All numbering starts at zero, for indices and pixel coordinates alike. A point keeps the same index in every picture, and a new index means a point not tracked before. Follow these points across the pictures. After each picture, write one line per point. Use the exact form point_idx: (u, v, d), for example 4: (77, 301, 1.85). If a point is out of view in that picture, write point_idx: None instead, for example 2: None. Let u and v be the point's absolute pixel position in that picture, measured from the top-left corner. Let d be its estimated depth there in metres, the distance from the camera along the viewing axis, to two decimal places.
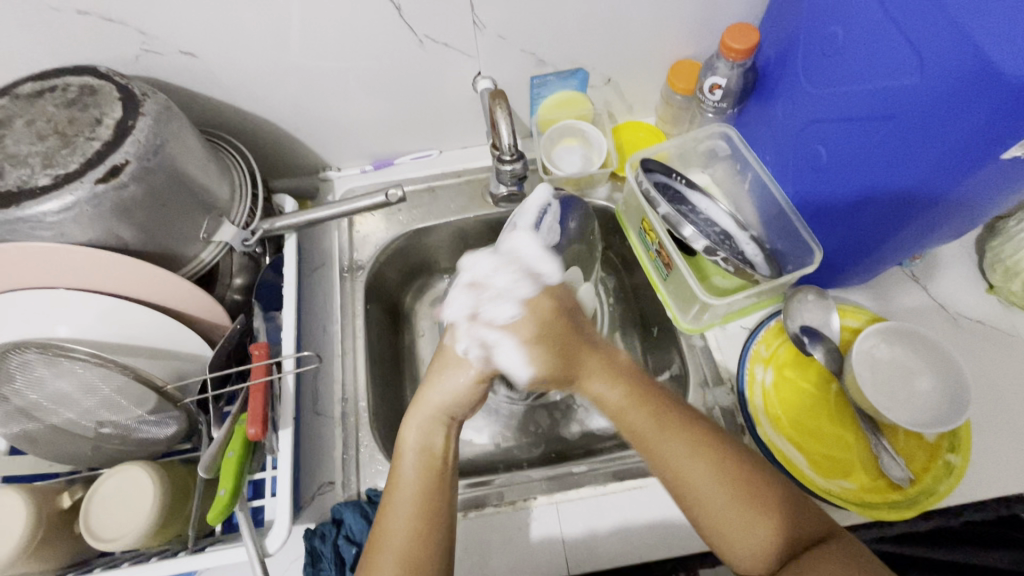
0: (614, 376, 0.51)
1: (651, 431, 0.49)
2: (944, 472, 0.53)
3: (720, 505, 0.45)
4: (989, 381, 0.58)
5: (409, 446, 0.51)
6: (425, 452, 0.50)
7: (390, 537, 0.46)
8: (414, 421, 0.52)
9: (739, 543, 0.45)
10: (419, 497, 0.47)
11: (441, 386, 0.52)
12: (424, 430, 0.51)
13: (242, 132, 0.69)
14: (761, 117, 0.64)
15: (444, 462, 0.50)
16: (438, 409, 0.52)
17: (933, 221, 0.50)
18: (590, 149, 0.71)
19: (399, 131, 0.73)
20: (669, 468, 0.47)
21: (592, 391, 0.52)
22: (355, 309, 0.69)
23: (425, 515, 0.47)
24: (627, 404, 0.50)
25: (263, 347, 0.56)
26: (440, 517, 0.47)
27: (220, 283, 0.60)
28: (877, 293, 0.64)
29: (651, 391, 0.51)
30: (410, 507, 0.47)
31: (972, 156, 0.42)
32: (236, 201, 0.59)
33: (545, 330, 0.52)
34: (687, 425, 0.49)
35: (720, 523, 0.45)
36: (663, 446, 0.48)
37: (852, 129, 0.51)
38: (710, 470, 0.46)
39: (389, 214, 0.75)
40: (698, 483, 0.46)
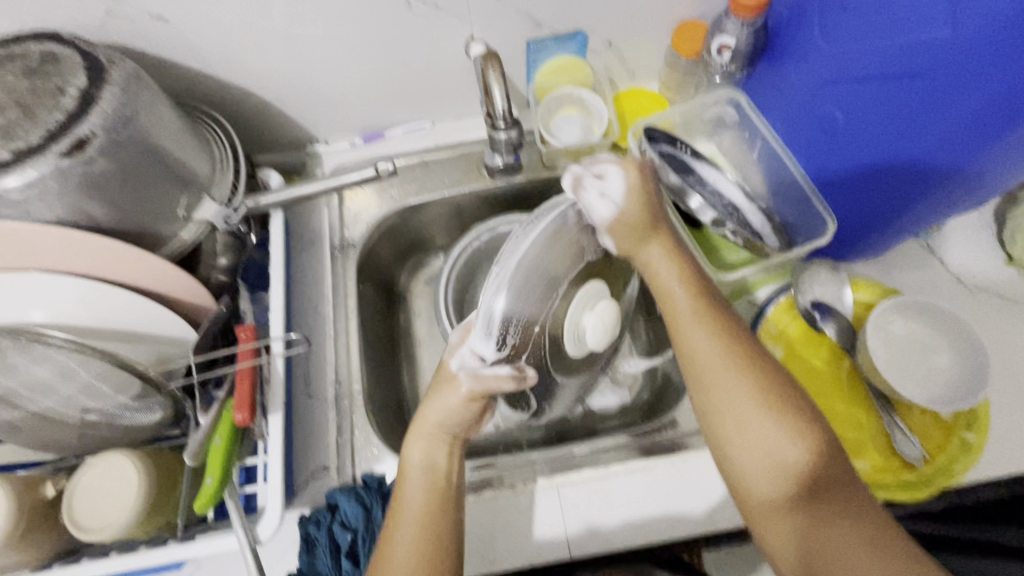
0: (675, 257, 0.50)
1: (688, 312, 0.47)
2: (961, 450, 0.50)
3: (745, 411, 0.43)
4: (1007, 357, 0.55)
5: (413, 470, 0.49)
6: (429, 474, 0.48)
7: (394, 561, 0.45)
8: (417, 440, 0.50)
9: (750, 446, 0.43)
10: (420, 521, 0.46)
11: (437, 404, 0.49)
12: (428, 450, 0.49)
13: (223, 104, 0.65)
14: (770, 80, 0.60)
15: (451, 480, 0.49)
16: (441, 430, 0.49)
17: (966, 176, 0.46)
18: (590, 118, 0.67)
19: (389, 102, 0.69)
20: (680, 330, 0.47)
21: (654, 268, 0.50)
22: (347, 290, 0.67)
23: (427, 533, 0.45)
24: (674, 279, 0.49)
25: (250, 329, 0.54)
26: (445, 532, 0.46)
27: (205, 263, 0.58)
28: (890, 266, 0.61)
29: (702, 287, 0.49)
30: (414, 532, 0.46)
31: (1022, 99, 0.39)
32: (217, 177, 0.56)
33: (638, 222, 0.49)
34: (730, 323, 0.47)
35: (739, 431, 0.43)
36: (676, 293, 0.48)
37: (867, 90, 0.47)
38: (742, 370, 0.44)
39: (381, 189, 0.72)
40: (722, 374, 0.45)
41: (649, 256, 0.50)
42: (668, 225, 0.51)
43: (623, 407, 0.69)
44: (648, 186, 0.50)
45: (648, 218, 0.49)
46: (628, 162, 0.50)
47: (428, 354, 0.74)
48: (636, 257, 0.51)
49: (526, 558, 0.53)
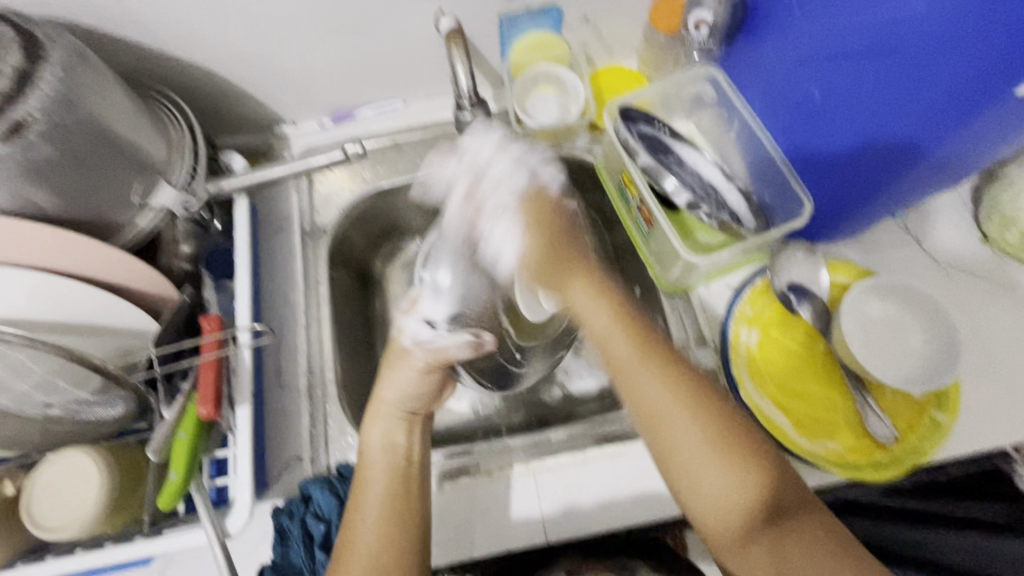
0: (600, 297, 0.51)
1: (634, 363, 0.48)
2: (930, 430, 0.51)
3: (689, 446, 0.45)
4: (979, 336, 0.56)
5: (377, 448, 0.51)
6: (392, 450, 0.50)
7: (361, 540, 0.45)
8: (377, 420, 0.52)
9: (710, 488, 0.44)
10: (387, 498, 0.47)
11: (393, 383, 0.53)
12: (389, 430, 0.52)
13: (183, 84, 0.62)
14: (748, 56, 0.58)
15: (413, 458, 0.50)
16: (397, 407, 0.53)
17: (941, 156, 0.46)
18: (567, 97, 0.65)
19: (358, 81, 0.67)
20: (626, 375, 0.48)
21: (579, 307, 0.52)
22: (319, 276, 0.65)
23: (392, 505, 0.46)
24: (618, 337, 0.49)
25: (213, 320, 0.52)
26: (412, 511, 0.46)
27: (167, 251, 0.55)
28: (866, 247, 0.60)
29: (641, 328, 0.50)
30: (377, 508, 0.46)
31: (994, 80, 0.38)
32: (175, 161, 0.54)
33: (550, 255, 0.53)
34: (671, 362, 0.48)
35: (693, 470, 0.44)
36: (624, 352, 0.49)
37: (845, 65, 0.46)
38: (689, 411, 0.46)
39: (353, 171, 0.70)
40: (672, 415, 0.46)
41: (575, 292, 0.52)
42: (587, 258, 0.54)
43: (602, 391, 0.69)
44: (554, 229, 0.54)
45: (562, 251, 0.53)
46: (525, 198, 0.55)
47: None
48: (581, 314, 0.52)
49: (503, 544, 0.53)
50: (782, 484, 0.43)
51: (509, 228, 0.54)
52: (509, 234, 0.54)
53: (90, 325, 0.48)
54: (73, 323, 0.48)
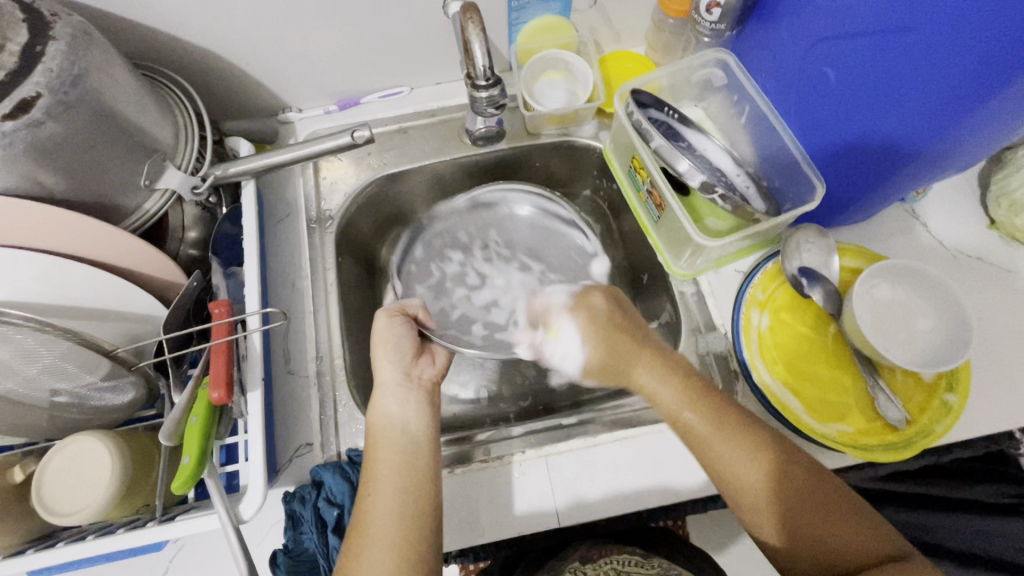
0: (669, 371, 0.51)
1: (703, 425, 0.47)
2: (941, 412, 0.51)
3: (772, 504, 0.44)
4: (987, 319, 0.56)
5: (384, 426, 0.50)
6: (402, 435, 0.49)
7: (376, 520, 0.45)
8: (386, 395, 0.52)
9: (799, 542, 0.44)
10: (399, 478, 0.47)
11: (393, 353, 0.53)
12: (401, 403, 0.51)
13: (187, 67, 0.61)
14: (761, 39, 0.58)
15: (426, 440, 0.50)
16: (404, 378, 0.52)
17: (958, 137, 0.45)
18: (575, 83, 0.65)
19: (365, 66, 0.66)
20: (702, 442, 0.47)
21: (646, 385, 0.52)
22: (326, 263, 0.64)
23: (404, 485, 0.46)
24: (686, 403, 0.49)
25: (224, 304, 0.51)
26: (422, 485, 0.47)
27: (173, 238, 0.56)
28: (875, 232, 0.61)
29: (708, 394, 0.49)
30: (390, 489, 0.46)
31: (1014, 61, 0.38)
32: (181, 145, 0.53)
33: (612, 333, 0.55)
34: (734, 419, 0.47)
35: (779, 531, 0.44)
36: (698, 422, 0.48)
37: (862, 46, 0.46)
38: (762, 468, 0.45)
39: (358, 158, 0.69)
40: (749, 479, 0.45)
41: (636, 368, 0.53)
42: (643, 334, 0.55)
43: None
44: (613, 317, 0.56)
45: (616, 321, 0.56)
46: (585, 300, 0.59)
47: None
48: (628, 374, 0.53)
49: (516, 529, 0.53)
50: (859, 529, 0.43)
51: (569, 329, 0.59)
52: (559, 339, 0.60)
53: (99, 309, 0.48)
54: (82, 307, 0.47)
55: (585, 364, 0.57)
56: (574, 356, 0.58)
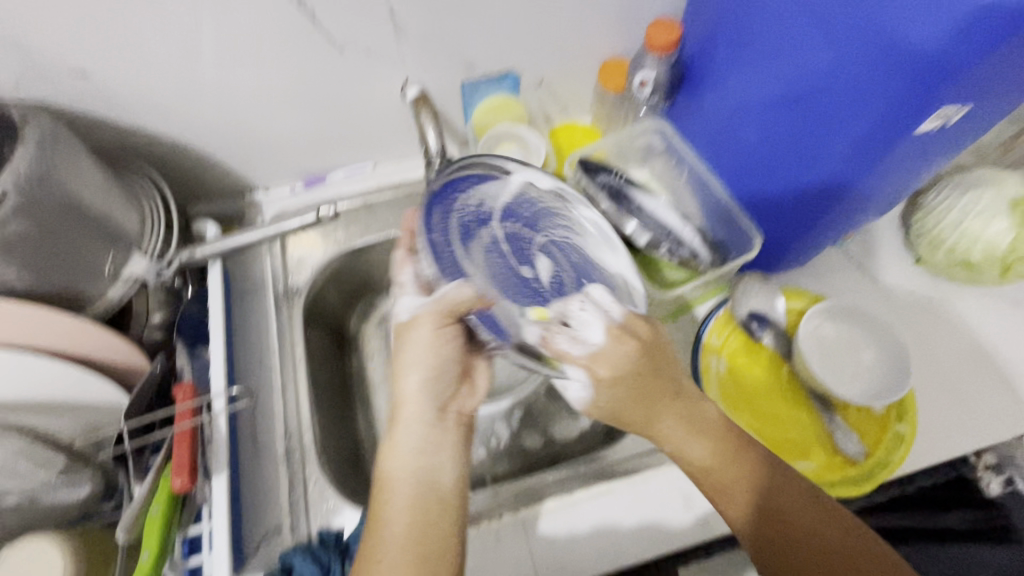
0: (696, 433, 0.44)
1: (715, 463, 0.44)
2: (895, 443, 0.53)
3: (729, 480, 0.44)
4: (925, 349, 0.60)
5: (398, 471, 0.44)
6: (423, 474, 0.44)
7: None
8: (398, 435, 0.46)
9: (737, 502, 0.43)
10: (413, 542, 0.41)
11: (419, 374, 0.46)
12: (417, 443, 0.45)
13: (155, 157, 0.64)
14: (690, 108, 0.64)
15: (447, 475, 0.45)
16: (422, 402, 0.46)
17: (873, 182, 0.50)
18: (529, 151, 0.67)
19: (329, 146, 0.70)
20: (713, 483, 0.44)
21: (669, 438, 0.45)
22: (294, 337, 0.65)
23: (421, 553, 0.41)
24: (712, 464, 0.44)
25: (186, 388, 0.51)
26: (442, 534, 0.42)
27: (138, 321, 0.56)
28: (816, 274, 0.65)
29: (698, 411, 0.45)
30: (401, 556, 0.41)
31: (905, 115, 0.41)
32: (147, 231, 0.54)
33: (629, 386, 0.44)
34: (726, 426, 0.45)
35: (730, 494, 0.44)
36: (714, 470, 0.44)
37: (775, 112, 0.52)
38: (713, 445, 0.44)
39: (326, 233, 0.71)
40: (719, 470, 0.44)
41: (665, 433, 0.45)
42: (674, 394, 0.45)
43: (585, 433, 0.70)
44: (636, 377, 0.44)
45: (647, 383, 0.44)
46: (615, 337, 0.44)
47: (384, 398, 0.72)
48: (648, 432, 0.45)
49: None
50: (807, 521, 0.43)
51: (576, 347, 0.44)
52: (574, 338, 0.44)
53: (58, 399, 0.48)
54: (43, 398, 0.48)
55: (593, 373, 0.43)
56: (595, 337, 0.44)
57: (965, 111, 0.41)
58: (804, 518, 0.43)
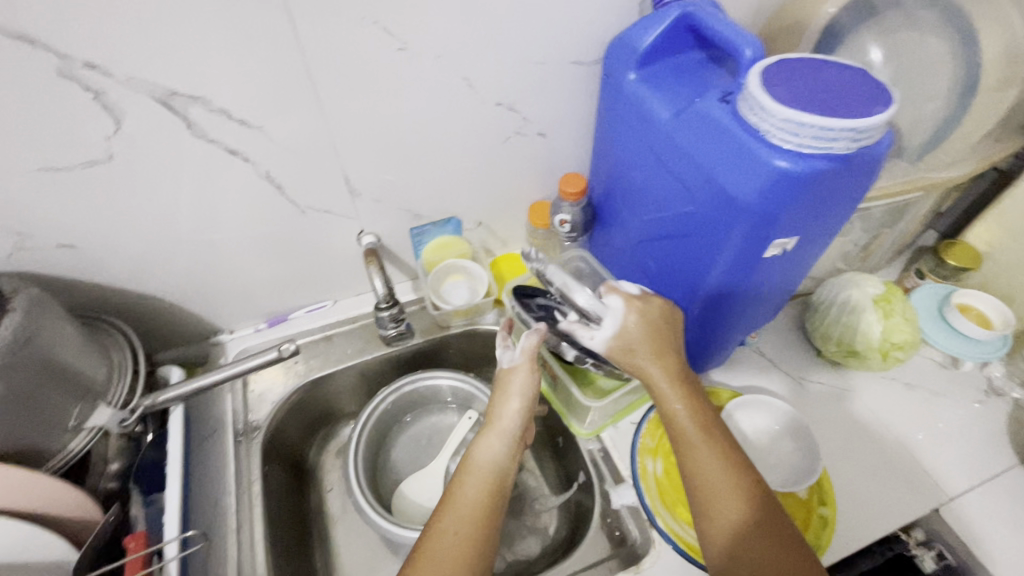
0: (678, 383, 0.55)
1: (699, 436, 0.53)
2: (821, 525, 0.58)
3: (717, 471, 0.51)
4: (833, 432, 0.67)
5: (480, 466, 0.56)
6: (490, 477, 0.56)
7: (436, 558, 0.50)
8: (483, 441, 0.58)
9: (722, 496, 0.50)
10: (474, 518, 0.52)
11: (517, 395, 0.60)
12: (495, 453, 0.57)
13: (126, 310, 0.69)
14: (605, 241, 0.76)
15: (506, 491, 0.56)
16: (508, 424, 0.59)
17: (748, 298, 0.60)
18: (474, 281, 0.80)
19: (292, 289, 0.77)
20: (695, 468, 0.52)
21: (659, 394, 0.55)
22: (252, 473, 0.66)
23: (474, 534, 0.52)
24: (698, 437, 0.53)
25: (140, 536, 0.52)
26: (485, 545, 0.52)
27: (95, 471, 0.58)
28: (734, 372, 0.73)
29: (710, 416, 0.54)
30: (460, 527, 0.52)
31: (753, 245, 0.53)
32: (114, 382, 0.58)
33: (659, 335, 0.56)
34: (724, 434, 0.54)
35: (713, 485, 0.51)
36: (705, 461, 0.52)
37: (666, 246, 0.63)
38: (718, 447, 0.52)
39: (287, 367, 0.76)
40: (706, 456, 0.52)
41: (656, 377, 0.55)
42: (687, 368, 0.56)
43: (545, 550, 0.71)
44: (658, 334, 0.56)
45: (662, 327, 0.56)
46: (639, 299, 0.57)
47: (343, 531, 0.73)
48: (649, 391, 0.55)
49: None
50: (771, 547, 0.48)
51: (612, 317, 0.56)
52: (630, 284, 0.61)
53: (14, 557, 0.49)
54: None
55: (620, 329, 0.56)
56: (608, 324, 0.56)
57: (795, 241, 0.53)
58: (773, 541, 0.48)
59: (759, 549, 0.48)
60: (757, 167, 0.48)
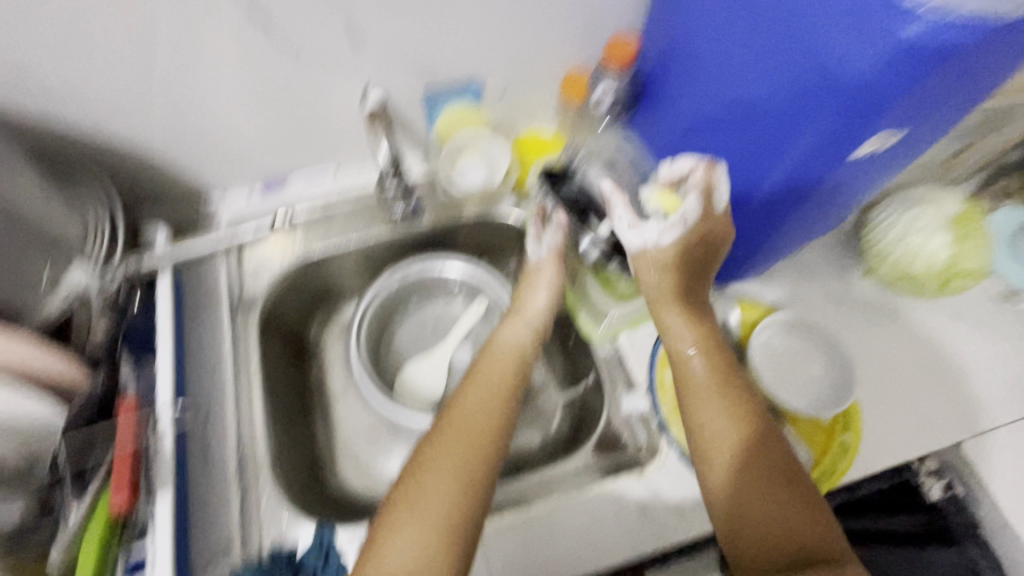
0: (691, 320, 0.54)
1: (705, 367, 0.52)
2: (841, 451, 0.55)
3: (719, 413, 0.49)
4: (869, 356, 0.62)
5: (498, 348, 0.58)
6: (513, 354, 0.58)
7: (466, 422, 0.50)
8: (508, 326, 0.61)
9: (718, 434, 0.48)
10: (497, 399, 0.52)
11: (543, 288, 0.64)
12: (518, 335, 0.60)
13: (101, 161, 0.61)
14: (650, 120, 0.64)
15: (525, 376, 0.56)
16: (534, 310, 0.62)
17: (817, 202, 0.51)
18: (493, 159, 0.69)
19: (288, 150, 0.68)
20: (696, 408, 0.50)
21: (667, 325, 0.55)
22: (249, 345, 0.63)
23: (497, 407, 0.52)
24: (704, 373, 0.51)
25: (130, 404, 0.49)
26: (504, 418, 0.51)
27: (79, 333, 0.53)
28: (773, 285, 0.66)
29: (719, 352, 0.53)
30: (485, 400, 0.52)
31: (845, 137, 0.42)
32: (93, 240, 0.54)
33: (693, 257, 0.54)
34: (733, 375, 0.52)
35: (713, 425, 0.49)
36: (708, 399, 0.50)
37: (727, 130, 0.53)
38: (723, 387, 0.50)
39: (285, 238, 0.70)
40: (709, 396, 0.50)
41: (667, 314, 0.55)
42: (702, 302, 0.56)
43: (547, 442, 0.71)
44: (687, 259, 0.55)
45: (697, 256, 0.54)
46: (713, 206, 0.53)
47: (345, 406, 0.71)
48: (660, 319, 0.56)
49: None
50: (771, 492, 0.46)
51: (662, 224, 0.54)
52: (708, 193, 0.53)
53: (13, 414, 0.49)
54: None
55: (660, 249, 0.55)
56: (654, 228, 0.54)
57: (899, 136, 0.43)
58: (773, 486, 0.46)
59: (760, 496, 0.46)
60: (879, 35, 0.36)
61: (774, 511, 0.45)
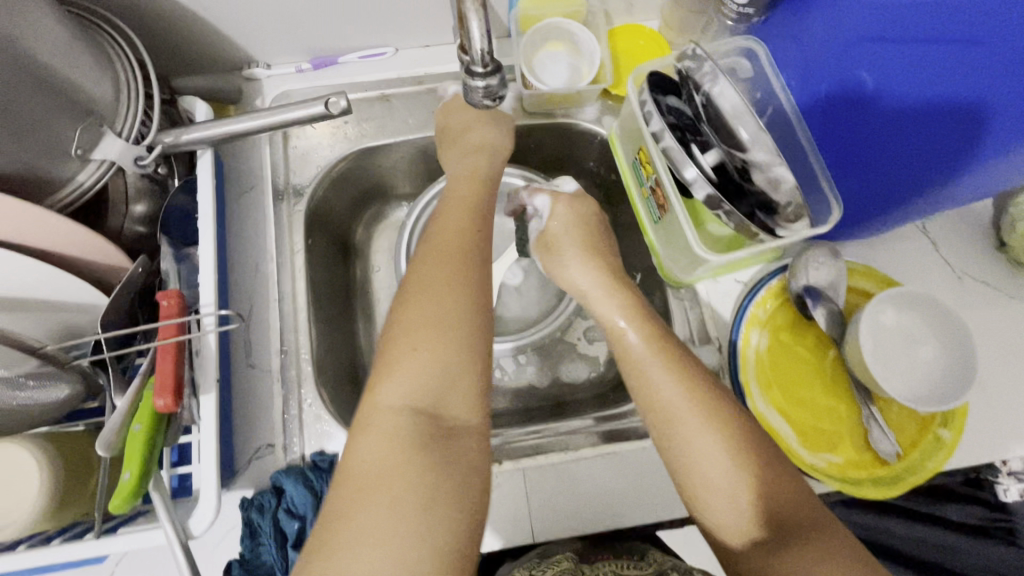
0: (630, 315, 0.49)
1: (654, 361, 0.45)
2: (933, 447, 0.50)
3: (690, 421, 0.42)
4: (983, 346, 0.54)
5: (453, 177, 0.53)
6: (467, 177, 0.53)
7: (438, 246, 0.45)
8: (457, 153, 0.56)
9: (698, 450, 0.41)
10: (464, 228, 0.46)
11: (479, 118, 0.57)
12: (463, 161, 0.55)
13: (131, 9, 0.52)
14: (792, 25, 0.51)
15: (486, 205, 0.50)
16: (485, 140, 0.56)
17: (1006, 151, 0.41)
18: (579, 58, 0.58)
19: (343, 21, 0.57)
20: (668, 419, 0.43)
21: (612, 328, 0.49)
22: (293, 243, 0.58)
23: (465, 235, 0.46)
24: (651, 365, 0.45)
25: (173, 296, 0.46)
26: (468, 239, 0.46)
27: (115, 212, 0.49)
28: (886, 250, 0.57)
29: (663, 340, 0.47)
30: (454, 219, 0.47)
31: None
32: (122, 104, 0.46)
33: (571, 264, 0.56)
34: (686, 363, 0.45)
35: (691, 437, 0.41)
36: (674, 403, 0.43)
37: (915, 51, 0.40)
38: (682, 383, 0.43)
39: (334, 125, 0.62)
40: (670, 400, 0.43)
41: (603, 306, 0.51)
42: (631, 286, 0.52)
43: (593, 380, 0.67)
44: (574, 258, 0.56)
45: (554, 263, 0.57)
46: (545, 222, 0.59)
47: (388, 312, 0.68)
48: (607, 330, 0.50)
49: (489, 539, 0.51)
50: (781, 493, 0.39)
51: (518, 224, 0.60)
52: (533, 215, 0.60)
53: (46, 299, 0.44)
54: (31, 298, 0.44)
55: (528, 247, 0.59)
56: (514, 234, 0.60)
57: None
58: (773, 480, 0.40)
59: (769, 497, 0.39)
60: None
61: (778, 511, 0.39)
